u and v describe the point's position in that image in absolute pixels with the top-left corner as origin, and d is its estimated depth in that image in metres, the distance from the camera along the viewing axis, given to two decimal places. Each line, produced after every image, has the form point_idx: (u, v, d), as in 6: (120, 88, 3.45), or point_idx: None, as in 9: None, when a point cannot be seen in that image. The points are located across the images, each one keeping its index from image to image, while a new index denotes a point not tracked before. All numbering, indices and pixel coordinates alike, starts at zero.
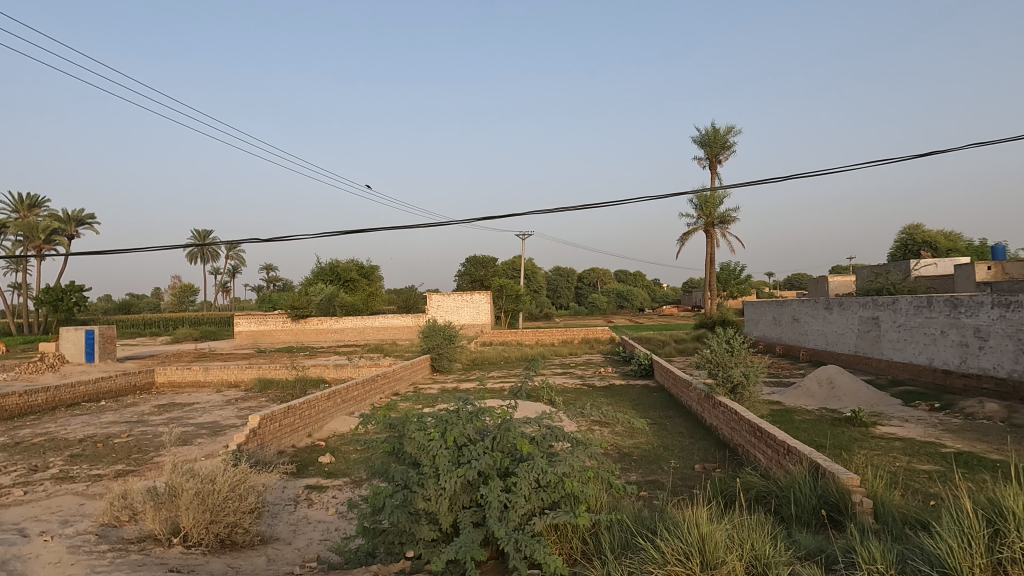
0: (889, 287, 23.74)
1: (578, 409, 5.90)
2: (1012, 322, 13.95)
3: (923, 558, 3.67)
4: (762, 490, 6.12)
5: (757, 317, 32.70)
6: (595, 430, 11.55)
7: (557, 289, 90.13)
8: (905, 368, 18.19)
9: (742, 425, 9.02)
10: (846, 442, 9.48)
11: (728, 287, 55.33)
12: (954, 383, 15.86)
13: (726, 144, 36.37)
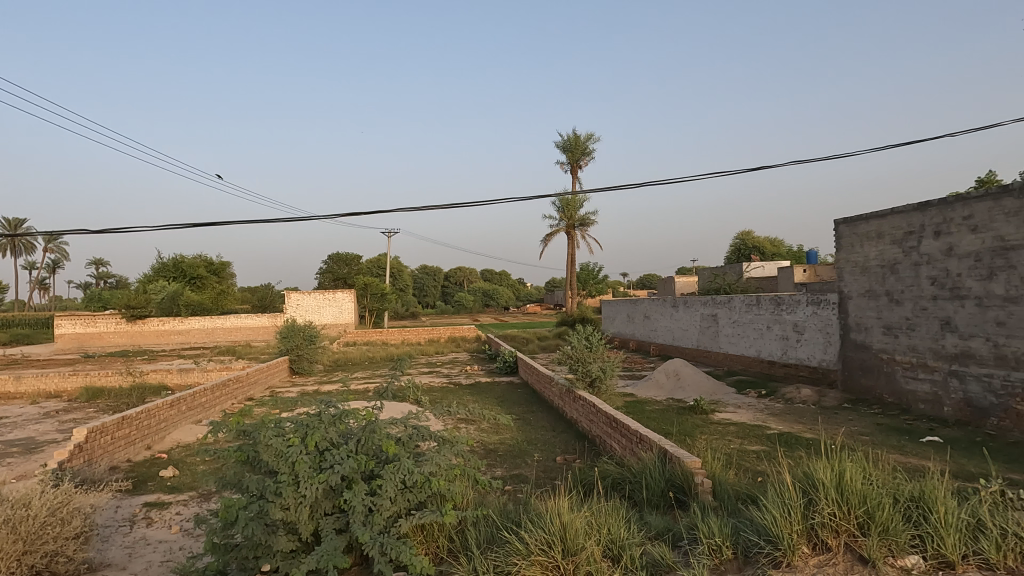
0: (726, 287, 26.32)
1: (445, 408, 5.90)
2: (822, 318, 16.05)
3: (752, 529, 4.09)
4: (617, 477, 6.51)
5: (613, 315, 34.75)
6: (461, 428, 11.61)
7: (424, 288, 89.35)
8: (738, 360, 20.27)
9: (600, 417, 9.54)
10: (689, 429, 10.38)
11: (587, 286, 58.12)
12: (777, 372, 17.96)
13: (586, 151, 38.20)
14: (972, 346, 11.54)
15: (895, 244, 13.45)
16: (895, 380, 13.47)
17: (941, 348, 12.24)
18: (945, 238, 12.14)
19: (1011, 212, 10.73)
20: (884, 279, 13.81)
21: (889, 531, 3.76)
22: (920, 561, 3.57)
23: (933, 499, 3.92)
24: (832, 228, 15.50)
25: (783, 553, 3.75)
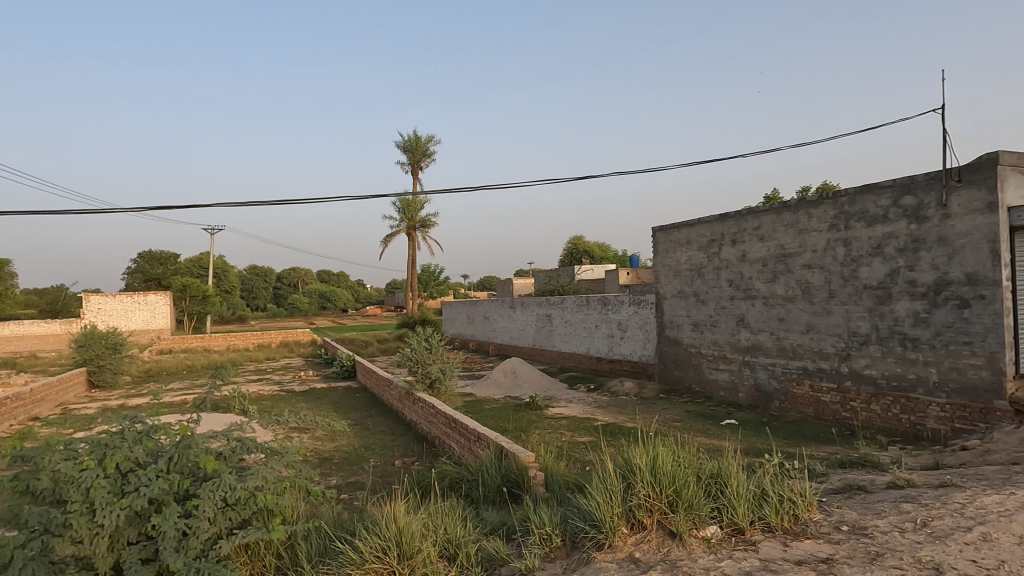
0: (559, 289, 27.77)
1: (273, 417, 5.54)
2: (642, 317, 17.56)
3: (579, 516, 4.34)
4: (455, 476, 6.58)
5: (453, 316, 35.07)
6: (293, 437, 10.99)
7: (252, 289, 83.21)
8: (570, 357, 21.48)
9: (439, 418, 9.56)
10: (524, 425, 10.79)
11: (428, 288, 58.04)
12: (604, 367, 19.33)
13: (427, 152, 38.16)
14: (760, 339, 13.35)
15: (701, 250, 15.10)
16: (701, 371, 15.15)
17: (737, 341, 13.99)
18: (740, 246, 13.87)
19: (790, 225, 12.54)
20: (693, 281, 15.44)
21: (694, 506, 4.21)
22: (718, 530, 4.07)
23: (728, 475, 4.46)
24: (650, 234, 16.98)
25: (605, 536, 4.05)
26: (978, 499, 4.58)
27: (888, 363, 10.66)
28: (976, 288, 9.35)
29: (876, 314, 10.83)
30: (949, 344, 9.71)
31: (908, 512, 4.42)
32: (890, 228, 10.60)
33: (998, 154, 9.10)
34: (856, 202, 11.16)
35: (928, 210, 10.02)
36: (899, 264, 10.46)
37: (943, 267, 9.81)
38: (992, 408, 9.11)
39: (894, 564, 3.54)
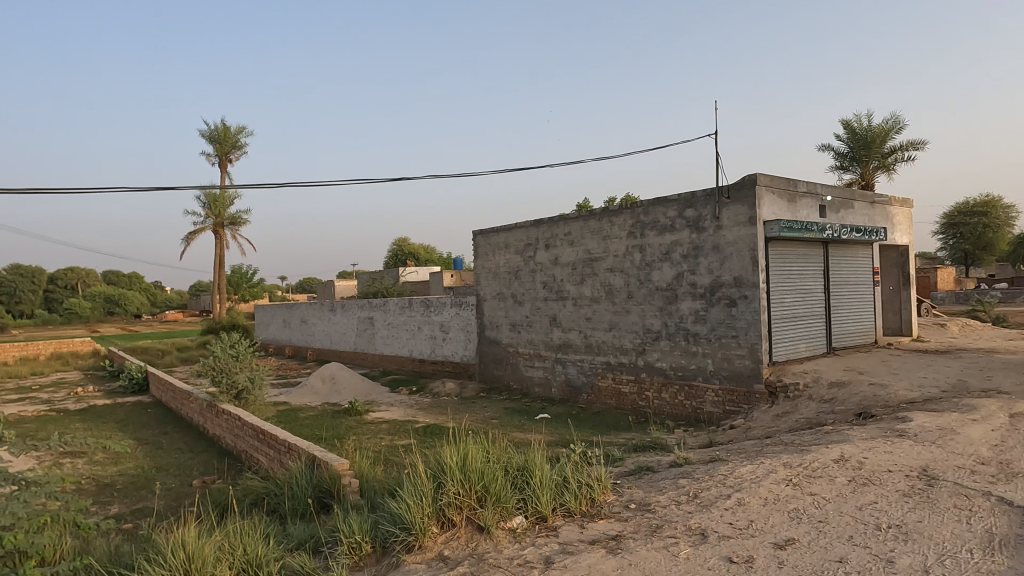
0: (382, 291, 27.27)
1: (30, 442, 4.72)
2: (463, 318, 17.89)
3: (389, 520, 4.28)
4: (261, 491, 6.15)
5: (267, 320, 32.75)
6: (64, 464, 9.47)
7: (14, 293, 70.26)
8: (392, 360, 21.18)
9: (245, 430, 8.87)
10: (342, 432, 10.42)
11: (239, 290, 53.56)
12: (426, 369, 19.36)
13: (237, 144, 35.24)
14: (570, 338, 14.32)
15: (518, 254, 15.79)
16: (518, 369, 15.86)
17: (550, 340, 14.87)
18: (553, 250, 14.75)
19: (596, 231, 13.61)
20: (510, 283, 16.09)
21: (502, 499, 4.37)
22: (523, 520, 4.29)
23: (534, 466, 4.70)
24: (471, 237, 17.36)
25: (415, 538, 4.05)
26: (737, 470, 5.37)
27: (675, 356, 12.04)
28: (741, 289, 10.93)
29: (666, 312, 12.18)
30: (721, 337, 11.24)
31: (683, 486, 5.04)
32: (676, 237, 11.98)
33: (756, 175, 10.73)
34: (650, 213, 12.43)
35: (705, 222, 11.50)
36: (683, 268, 11.86)
37: (716, 271, 11.32)
38: (752, 391, 10.73)
39: (670, 534, 4.02)
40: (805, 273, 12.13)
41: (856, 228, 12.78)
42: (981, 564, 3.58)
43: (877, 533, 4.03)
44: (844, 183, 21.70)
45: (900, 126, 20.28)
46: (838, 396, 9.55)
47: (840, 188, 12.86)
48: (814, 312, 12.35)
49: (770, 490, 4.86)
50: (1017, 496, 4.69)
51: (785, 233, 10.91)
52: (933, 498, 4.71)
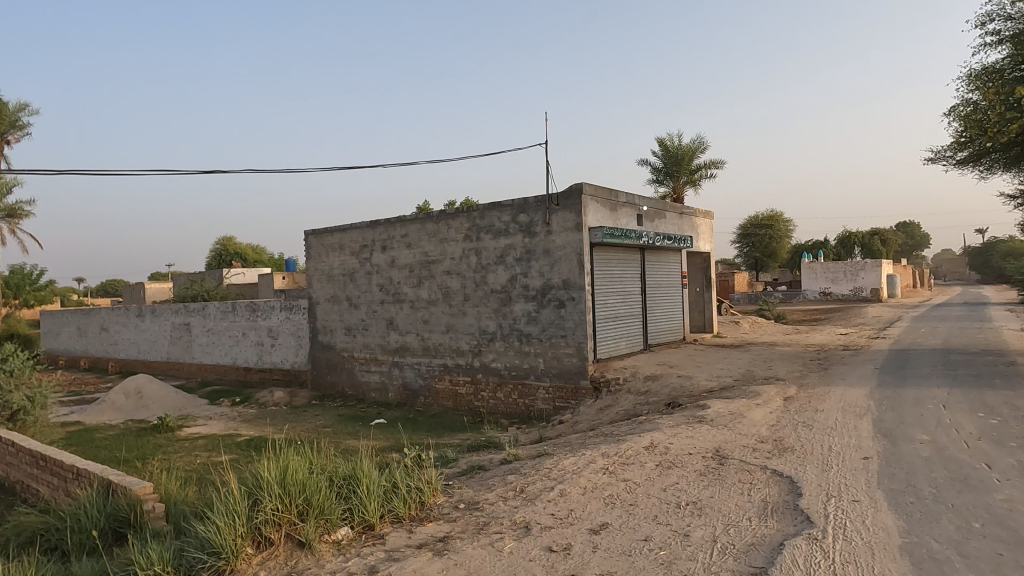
0: (202, 294, 24.93)
1: None
2: (294, 323, 16.93)
3: (195, 546, 3.88)
4: (38, 527, 5.29)
5: (57, 328, 28.37)
6: None
7: None
8: (213, 369, 19.41)
9: (20, 457, 7.59)
10: (147, 452, 9.33)
11: (20, 294, 45.81)
12: (252, 378, 18.03)
13: (19, 124, 30.16)
14: (407, 341, 14.17)
15: (353, 255, 15.30)
16: (353, 374, 15.37)
17: (387, 343, 14.60)
18: (389, 252, 14.50)
19: (432, 234, 13.60)
20: (345, 285, 15.53)
21: (325, 511, 4.18)
22: (348, 531, 4.15)
23: (360, 474, 4.55)
24: (302, 237, 16.49)
25: (226, 562, 3.72)
26: (561, 462, 5.67)
27: (509, 356, 12.42)
28: (569, 291, 11.58)
29: (501, 314, 12.53)
30: (551, 337, 11.82)
31: (511, 482, 5.21)
32: (510, 241, 12.38)
33: (582, 184, 11.45)
34: (485, 217, 12.70)
35: (537, 227, 12.01)
36: (517, 271, 12.28)
37: (547, 274, 11.88)
38: (579, 387, 11.41)
39: (496, 530, 4.13)
40: (625, 276, 13.17)
41: (668, 236, 14.16)
42: (757, 528, 4.13)
43: (677, 511, 4.47)
44: (659, 195, 23.95)
45: (704, 146, 22.86)
46: (652, 389, 10.49)
47: (654, 199, 14.17)
48: (632, 312, 13.44)
49: (589, 479, 5.19)
50: (785, 468, 5.49)
51: (607, 239, 11.80)
52: (723, 475, 5.34)
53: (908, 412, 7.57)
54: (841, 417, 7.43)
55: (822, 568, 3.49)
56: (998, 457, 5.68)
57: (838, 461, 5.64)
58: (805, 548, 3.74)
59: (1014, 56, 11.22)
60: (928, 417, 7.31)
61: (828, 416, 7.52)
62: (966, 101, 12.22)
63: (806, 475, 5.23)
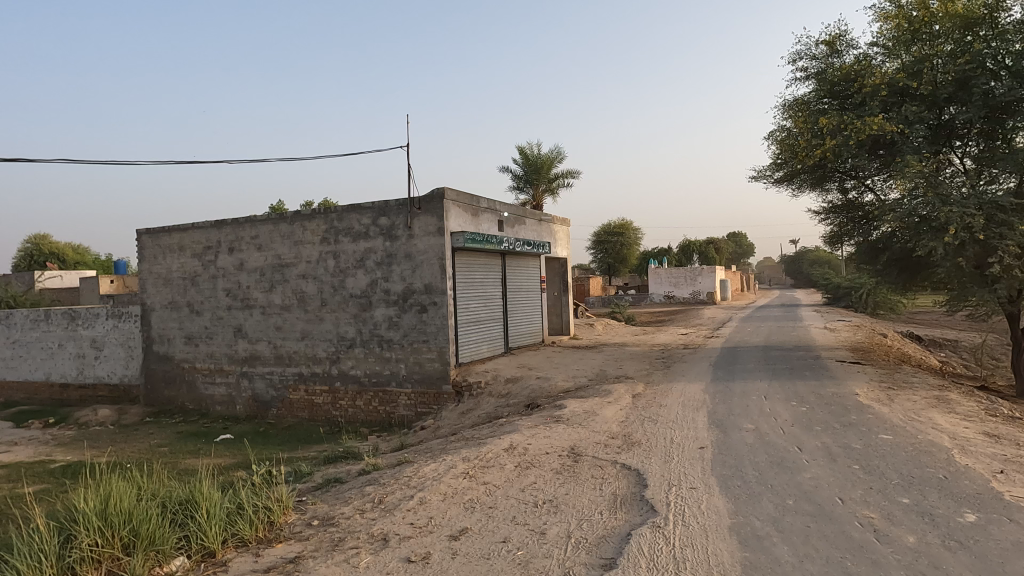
0: (6, 301, 21.56)
1: None
2: (123, 332, 15.17)
3: None
4: None
5: None
6: None
7: None
8: (19, 387, 16.84)
9: None
10: None
11: None
12: (71, 396, 15.91)
13: None
14: (258, 349, 13.28)
15: (195, 257, 14.05)
16: (195, 387, 14.13)
17: (234, 353, 13.58)
18: (237, 255, 13.50)
19: (286, 236, 12.87)
20: (185, 290, 14.22)
21: (155, 542, 3.76)
22: (184, 562, 3.78)
23: (199, 497, 4.16)
24: (134, 236, 14.86)
25: None
26: (421, 470, 5.59)
27: (369, 363, 12.07)
28: (431, 296, 11.52)
29: (360, 320, 12.15)
30: (413, 342, 11.67)
31: (368, 493, 5.05)
32: (370, 244, 12.04)
33: (444, 189, 11.45)
34: (343, 219, 12.24)
35: (398, 231, 11.81)
36: (377, 275, 11.99)
37: (409, 278, 11.72)
38: (441, 392, 11.38)
39: (351, 546, 3.97)
40: (486, 281, 13.36)
41: (527, 242, 14.58)
42: (608, 521, 4.36)
43: (534, 510, 4.60)
44: (519, 202, 24.61)
45: (561, 156, 23.85)
46: (512, 391, 10.72)
47: (515, 206, 14.53)
48: (493, 316, 13.67)
49: (449, 484, 5.17)
50: (633, 461, 5.86)
51: (468, 244, 11.91)
52: (577, 471, 5.59)
53: (736, 404, 8.42)
54: (682, 411, 8.09)
55: (664, 554, 3.75)
56: (807, 440, 6.50)
57: (679, 452, 6.13)
58: (649, 536, 4.01)
59: (818, 91, 12.94)
60: (753, 407, 8.19)
61: (670, 411, 8.16)
62: (781, 127, 13.89)
63: (651, 467, 5.62)
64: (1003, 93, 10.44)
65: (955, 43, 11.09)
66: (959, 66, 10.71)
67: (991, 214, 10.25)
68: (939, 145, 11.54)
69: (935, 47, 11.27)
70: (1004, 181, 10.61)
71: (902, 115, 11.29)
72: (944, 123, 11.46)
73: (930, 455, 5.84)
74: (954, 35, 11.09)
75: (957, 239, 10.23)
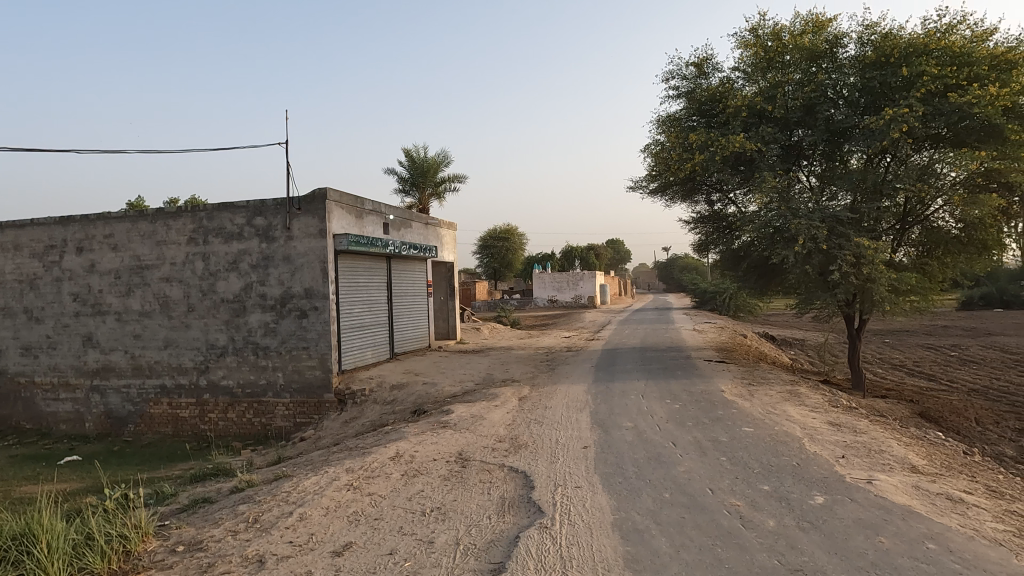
0: None
1: None
2: None
3: None
4: None
5: None
6: None
7: None
8: None
9: None
10: None
11: None
12: None
13: None
14: (112, 360, 12.03)
15: (34, 258, 12.48)
16: (34, 404, 12.53)
17: (83, 365, 12.21)
18: (87, 255, 12.15)
19: (146, 235, 11.77)
20: (22, 295, 12.59)
21: None
22: None
23: (38, 528, 3.68)
24: None
25: None
26: (301, 484, 5.31)
27: (242, 372, 11.32)
28: (312, 301, 11.04)
29: (232, 326, 11.37)
30: (291, 349, 11.10)
31: (242, 513, 4.71)
32: (244, 246, 11.31)
33: (326, 190, 11.02)
34: (214, 218, 11.39)
35: (275, 232, 11.19)
36: (252, 279, 11.28)
37: (287, 282, 11.15)
38: (322, 401, 10.91)
39: (223, 571, 3.68)
40: (370, 285, 12.99)
41: (413, 245, 14.36)
42: (496, 525, 4.38)
43: (422, 518, 4.52)
44: (404, 206, 24.24)
45: (448, 160, 23.81)
46: (398, 397, 10.51)
47: (401, 209, 14.29)
48: (378, 322, 13.32)
49: (332, 498, 4.96)
50: (520, 464, 5.93)
51: (352, 247, 11.53)
52: (465, 477, 5.57)
53: (616, 403, 8.81)
54: (566, 412, 8.32)
55: (551, 554, 3.82)
56: (680, 436, 6.92)
57: (563, 453, 6.30)
58: (536, 538, 4.06)
59: (687, 109, 13.89)
60: (632, 406, 8.60)
61: (555, 412, 8.37)
62: (656, 141, 14.76)
63: (537, 469, 5.72)
64: (841, 120, 11.77)
65: (802, 72, 12.35)
66: (806, 94, 11.95)
67: (831, 227, 11.52)
68: (790, 164, 12.78)
69: (786, 75, 12.40)
70: (842, 198, 11.98)
71: (759, 135, 12.39)
72: (794, 144, 12.73)
73: (785, 444, 6.44)
74: (802, 65, 12.35)
75: (805, 248, 11.39)
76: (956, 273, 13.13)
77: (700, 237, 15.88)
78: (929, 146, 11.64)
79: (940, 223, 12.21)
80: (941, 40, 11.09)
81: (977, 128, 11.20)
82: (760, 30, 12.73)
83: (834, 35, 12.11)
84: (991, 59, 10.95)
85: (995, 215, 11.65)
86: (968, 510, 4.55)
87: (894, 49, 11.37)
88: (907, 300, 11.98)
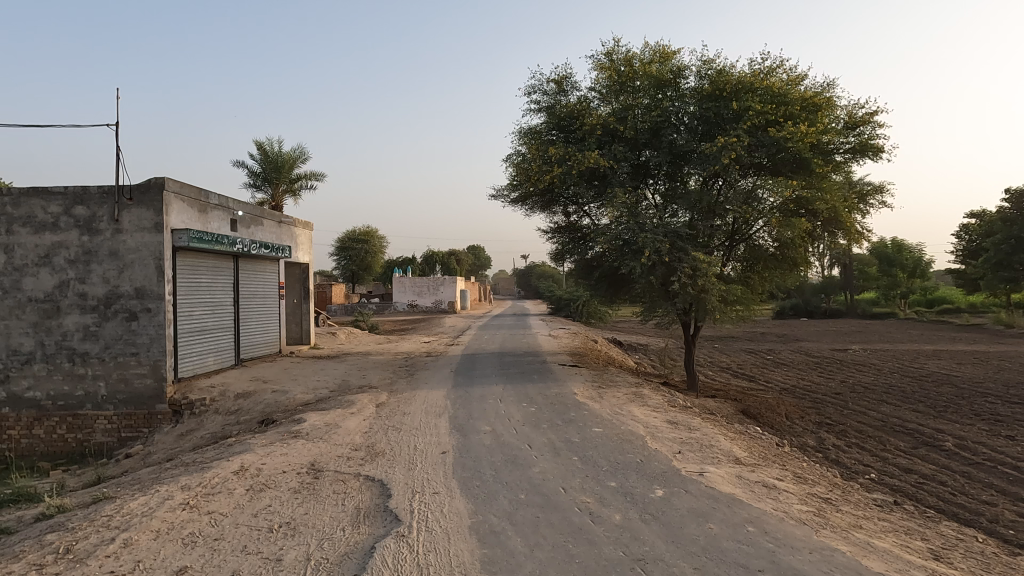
0: None
1: None
2: None
3: None
4: None
5: None
6: None
7: None
8: None
9: None
10: None
11: None
12: None
13: None
14: None
15: None
16: None
17: None
18: None
19: None
20: None
21: None
22: None
23: None
24: None
25: None
26: (125, 506, 4.75)
27: (53, 382, 9.91)
28: (143, 302, 9.97)
29: (42, 330, 9.91)
30: (115, 356, 9.92)
31: (50, 543, 4.11)
32: (60, 238, 9.94)
33: (164, 180, 10.04)
34: (21, 205, 9.87)
35: (100, 223, 9.95)
36: (69, 276, 9.94)
37: (114, 281, 9.96)
38: (153, 413, 9.86)
39: None
40: (214, 285, 11.99)
41: (263, 245, 13.49)
42: (350, 537, 4.23)
43: (269, 535, 4.24)
44: (255, 202, 22.69)
45: (305, 157, 22.67)
46: (243, 407, 9.79)
47: (250, 205, 13.35)
48: (222, 325, 12.32)
49: (163, 519, 4.48)
50: (376, 472, 5.79)
51: (193, 244, 10.58)
52: (317, 489, 5.31)
53: (474, 408, 8.90)
54: (425, 418, 8.27)
55: (407, 562, 3.77)
56: (534, 437, 7.15)
57: (421, 459, 6.25)
58: (393, 547, 3.99)
59: (547, 123, 14.47)
60: (490, 410, 8.74)
61: (413, 418, 8.27)
62: (517, 151, 15.20)
63: (394, 476, 5.62)
64: (681, 144, 12.90)
65: (650, 98, 13.36)
66: (653, 117, 12.93)
67: (673, 241, 12.53)
68: (638, 181, 13.81)
69: (636, 99, 13.40)
70: (681, 215, 13.14)
71: (611, 152, 13.26)
72: (641, 164, 13.77)
73: (629, 442, 6.91)
74: (649, 91, 13.35)
75: (650, 260, 12.33)
76: (772, 286, 14.89)
77: (554, 233, 16.39)
78: (753, 173, 13.07)
79: (761, 242, 13.76)
80: (764, 80, 12.58)
81: (790, 161, 12.83)
82: (614, 55, 13.59)
83: (678, 66, 13.24)
84: (803, 101, 12.58)
85: (803, 236, 13.39)
86: (778, 495, 5.18)
87: (727, 84, 12.69)
88: (733, 310, 13.35)
